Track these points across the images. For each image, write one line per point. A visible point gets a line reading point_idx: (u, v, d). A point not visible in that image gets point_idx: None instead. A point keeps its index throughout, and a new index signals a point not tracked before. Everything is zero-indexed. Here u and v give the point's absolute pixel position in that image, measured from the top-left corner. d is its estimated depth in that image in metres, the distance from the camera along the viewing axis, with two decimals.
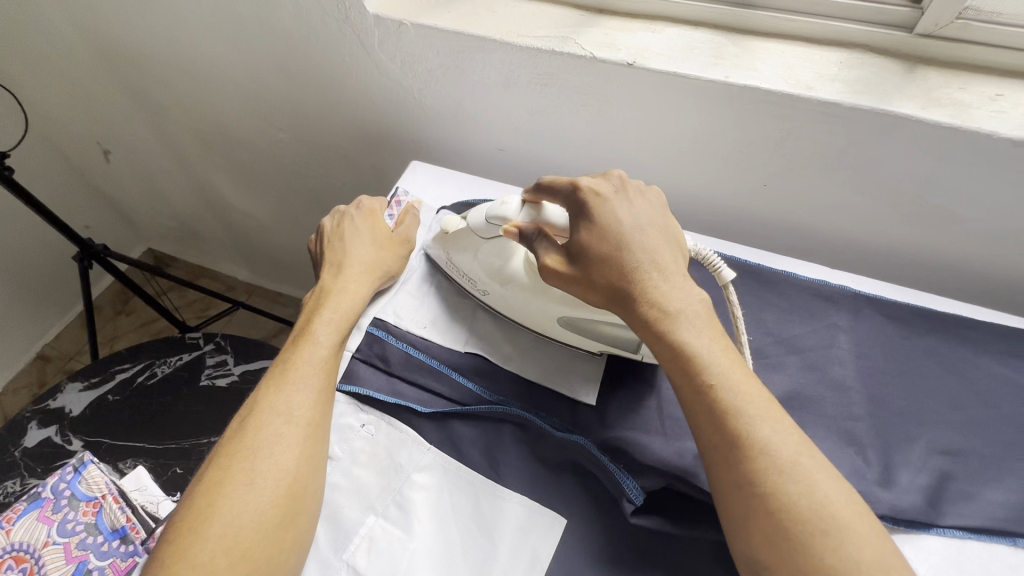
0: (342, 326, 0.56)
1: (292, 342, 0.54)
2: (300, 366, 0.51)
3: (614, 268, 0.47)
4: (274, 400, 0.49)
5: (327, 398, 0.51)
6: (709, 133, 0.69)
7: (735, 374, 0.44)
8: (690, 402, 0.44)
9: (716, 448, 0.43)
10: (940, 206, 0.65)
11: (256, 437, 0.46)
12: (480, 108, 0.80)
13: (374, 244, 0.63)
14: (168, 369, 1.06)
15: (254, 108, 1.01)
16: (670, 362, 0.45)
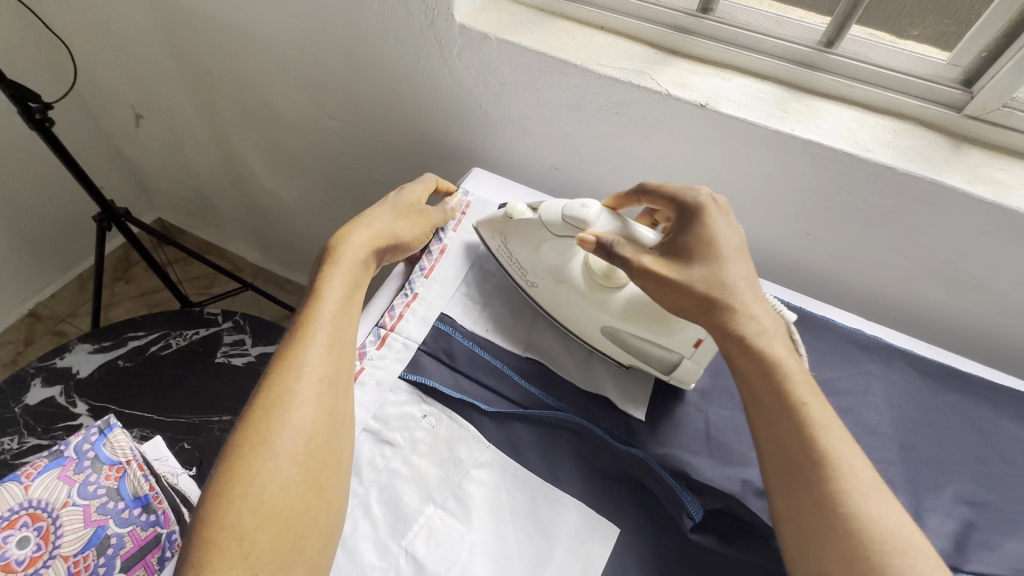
0: (351, 283, 0.55)
1: (303, 304, 0.54)
2: (313, 326, 0.51)
3: (702, 275, 0.51)
4: (287, 361, 0.49)
5: (337, 358, 0.51)
6: (768, 181, 0.73)
7: (819, 399, 0.48)
8: (773, 422, 0.47)
9: (789, 463, 0.46)
10: (967, 274, 0.70)
11: (273, 398, 0.47)
12: (544, 126, 0.83)
13: (389, 211, 0.62)
14: (183, 342, 1.04)
15: (309, 94, 1.02)
16: (756, 378, 0.49)
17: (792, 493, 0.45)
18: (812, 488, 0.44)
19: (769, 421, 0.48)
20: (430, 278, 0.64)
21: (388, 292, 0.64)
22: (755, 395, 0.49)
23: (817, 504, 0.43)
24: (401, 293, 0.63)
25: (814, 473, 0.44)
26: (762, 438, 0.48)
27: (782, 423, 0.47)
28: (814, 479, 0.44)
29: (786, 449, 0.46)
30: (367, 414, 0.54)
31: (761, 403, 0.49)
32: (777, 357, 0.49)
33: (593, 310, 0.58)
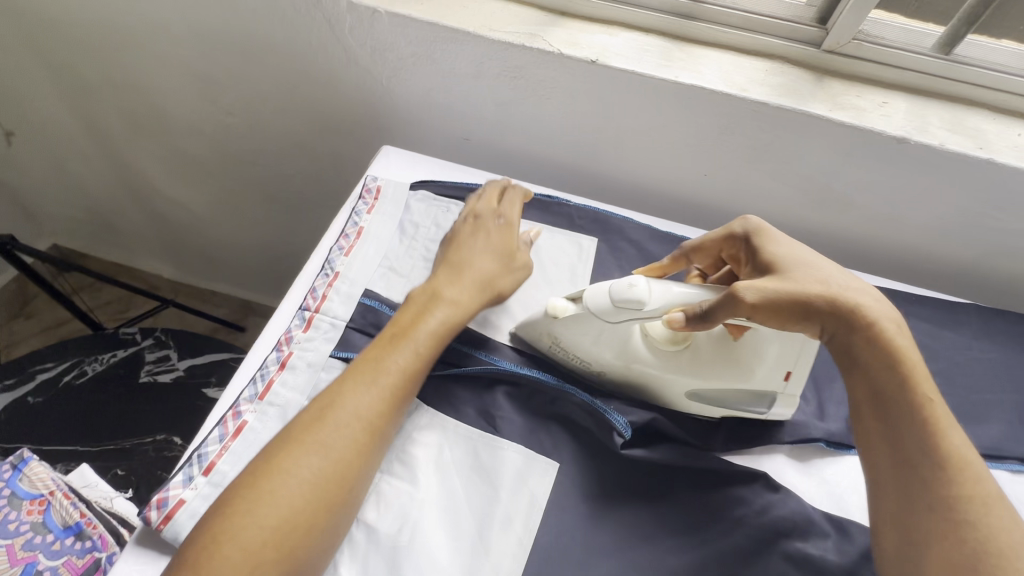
0: (445, 333, 0.54)
1: (390, 339, 0.52)
2: (388, 368, 0.50)
3: (797, 283, 0.50)
4: (352, 397, 0.48)
5: (397, 413, 0.50)
6: (664, 128, 0.77)
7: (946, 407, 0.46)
8: (893, 425, 0.46)
9: (902, 463, 0.45)
10: (842, 195, 0.78)
11: (326, 432, 0.46)
12: (450, 98, 0.83)
13: (496, 258, 0.61)
14: (100, 367, 0.98)
15: (202, 89, 0.97)
16: (879, 373, 0.47)
17: (900, 496, 0.44)
18: (918, 495, 0.44)
19: (890, 421, 0.46)
20: (349, 256, 0.63)
21: (304, 276, 0.63)
22: (877, 385, 0.47)
23: (922, 511, 0.43)
24: (321, 274, 0.62)
25: (930, 481, 0.43)
26: (875, 437, 0.47)
27: (907, 427, 0.45)
28: (935, 487, 0.43)
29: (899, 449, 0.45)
30: (302, 396, 0.53)
31: (881, 406, 0.47)
32: (912, 360, 0.47)
33: (680, 379, 0.56)
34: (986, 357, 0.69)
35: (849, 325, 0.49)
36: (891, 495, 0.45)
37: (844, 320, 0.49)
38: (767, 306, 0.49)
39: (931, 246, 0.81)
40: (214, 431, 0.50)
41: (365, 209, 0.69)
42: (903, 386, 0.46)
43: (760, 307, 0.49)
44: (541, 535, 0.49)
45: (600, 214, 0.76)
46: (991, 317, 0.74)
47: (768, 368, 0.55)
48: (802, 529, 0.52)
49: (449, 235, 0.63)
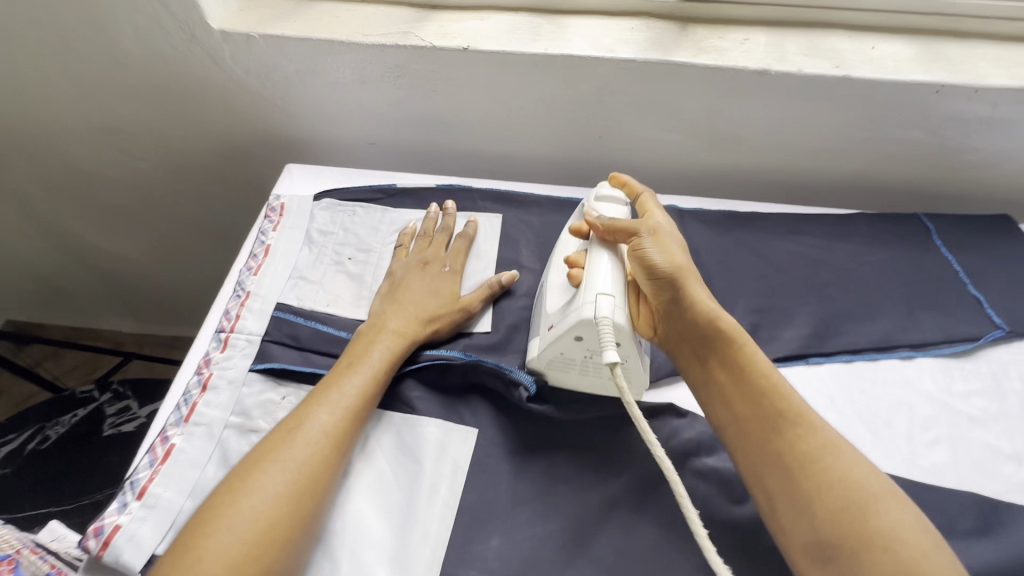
0: (396, 360, 0.57)
1: (344, 364, 0.55)
2: (347, 390, 0.53)
3: (658, 240, 0.58)
4: (310, 416, 0.50)
5: (354, 429, 0.52)
6: (549, 101, 0.81)
7: (824, 423, 0.49)
8: (780, 458, 0.48)
9: (802, 497, 0.45)
10: (728, 132, 0.82)
11: (290, 448, 0.48)
12: (345, 107, 0.86)
13: (437, 295, 0.63)
14: (63, 428, 0.99)
15: (108, 140, 0.98)
16: (742, 376, 0.52)
17: (809, 532, 0.44)
18: (825, 524, 0.43)
19: (778, 452, 0.48)
20: (259, 274, 0.66)
21: (218, 303, 0.65)
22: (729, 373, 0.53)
23: (836, 540, 0.43)
24: (233, 296, 0.64)
25: (836, 510, 0.44)
26: (768, 474, 0.48)
27: (794, 458, 0.47)
28: (838, 515, 0.43)
29: (798, 481, 0.46)
30: (226, 412, 0.56)
31: (763, 420, 0.50)
32: (767, 374, 0.51)
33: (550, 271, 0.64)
34: (876, 260, 0.74)
35: (688, 307, 0.55)
36: (802, 533, 0.45)
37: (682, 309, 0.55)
38: (624, 236, 0.59)
39: (820, 166, 0.85)
40: (143, 458, 0.52)
41: (270, 226, 0.71)
42: (783, 416, 0.49)
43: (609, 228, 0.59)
44: (468, 495, 0.53)
45: (502, 191, 0.78)
46: (879, 221, 0.78)
47: (554, 316, 0.58)
48: (708, 446, 0.56)
49: (393, 275, 0.65)
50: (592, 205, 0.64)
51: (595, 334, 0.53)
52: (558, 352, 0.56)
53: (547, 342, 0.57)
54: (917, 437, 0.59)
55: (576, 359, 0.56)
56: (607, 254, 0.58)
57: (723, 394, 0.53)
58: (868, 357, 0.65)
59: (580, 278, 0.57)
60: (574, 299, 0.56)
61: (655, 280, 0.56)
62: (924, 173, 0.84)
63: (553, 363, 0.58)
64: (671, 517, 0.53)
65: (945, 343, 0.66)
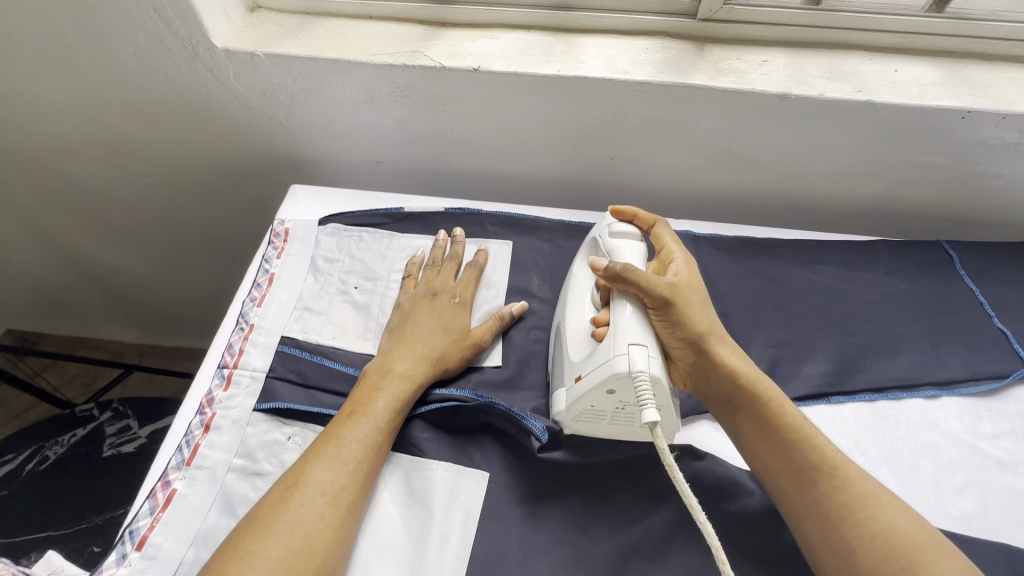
0: (401, 405, 0.55)
1: (347, 413, 0.53)
2: (349, 443, 0.51)
3: (681, 302, 0.55)
4: (313, 473, 0.48)
5: (358, 484, 0.49)
6: (561, 122, 0.79)
7: (859, 469, 0.49)
8: (820, 508, 0.48)
9: (845, 550, 0.46)
10: (744, 155, 0.80)
11: (290, 512, 0.46)
12: (351, 126, 0.83)
13: (445, 331, 0.61)
14: (62, 449, 0.97)
15: (109, 156, 0.96)
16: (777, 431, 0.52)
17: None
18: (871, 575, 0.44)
19: (817, 504, 0.48)
20: (262, 305, 0.64)
21: (221, 335, 0.63)
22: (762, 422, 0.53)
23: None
24: (236, 328, 0.62)
25: (881, 563, 0.44)
26: (809, 525, 0.48)
27: (835, 509, 0.47)
28: (884, 570, 0.44)
29: (841, 533, 0.46)
30: (229, 454, 0.54)
31: (801, 476, 0.50)
32: (801, 426, 0.52)
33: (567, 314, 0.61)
34: (898, 291, 0.72)
35: (718, 371, 0.54)
36: None
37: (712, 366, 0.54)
38: (641, 293, 0.55)
39: (838, 188, 0.83)
40: (144, 505, 0.50)
41: (274, 253, 0.69)
42: (818, 467, 0.49)
43: (629, 279, 0.54)
44: (479, 544, 0.51)
45: (512, 216, 0.76)
46: (900, 249, 0.76)
47: (580, 368, 0.54)
48: (728, 492, 0.54)
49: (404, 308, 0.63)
50: (608, 244, 0.61)
51: (630, 389, 0.50)
52: (588, 405, 0.53)
53: (575, 396, 0.53)
54: (944, 483, 0.57)
55: (607, 412, 0.53)
56: (632, 306, 0.54)
57: (754, 447, 0.53)
58: (891, 396, 0.63)
59: (605, 335, 0.54)
60: (600, 352, 0.53)
61: (686, 346, 0.55)
62: (945, 197, 0.82)
63: (581, 417, 0.54)
64: (691, 569, 0.51)
65: (971, 381, 0.64)
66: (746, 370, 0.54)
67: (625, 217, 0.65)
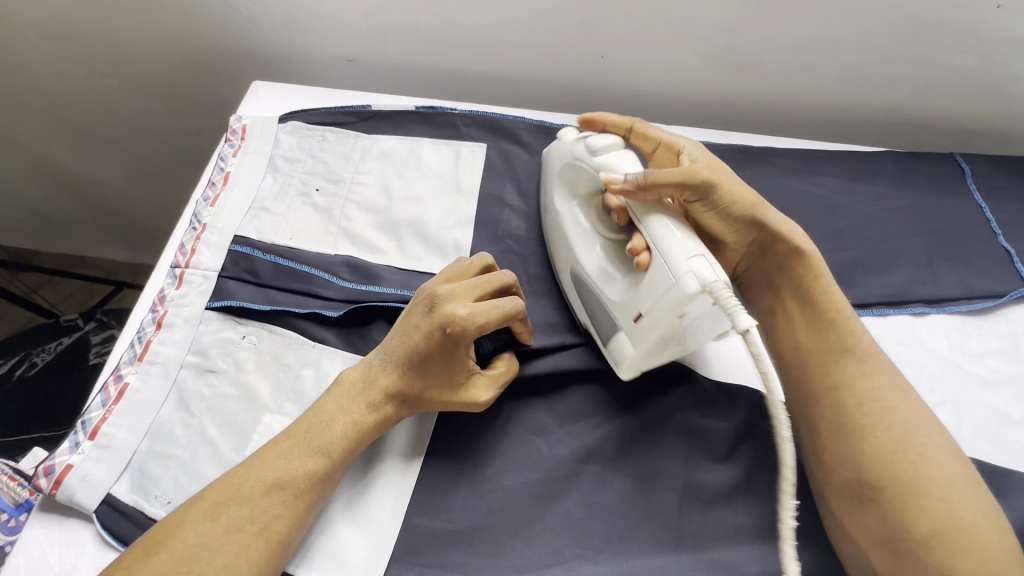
0: (359, 438, 0.46)
1: (303, 428, 0.46)
2: (284, 473, 0.43)
3: (724, 183, 0.50)
4: (245, 492, 0.42)
5: (293, 512, 0.43)
6: (545, 9, 0.71)
7: (891, 365, 0.48)
8: (837, 394, 0.47)
9: (854, 440, 0.45)
10: (747, 53, 0.72)
11: (202, 530, 0.40)
12: (315, 15, 0.76)
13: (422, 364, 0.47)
14: (49, 356, 0.97)
15: (66, 51, 0.90)
16: (822, 308, 0.50)
17: (850, 475, 0.45)
18: (871, 463, 0.44)
19: (836, 393, 0.47)
20: (216, 205, 0.60)
21: (174, 236, 0.60)
22: (809, 304, 0.51)
23: (880, 485, 0.43)
24: (189, 229, 0.59)
25: (886, 457, 0.44)
26: (821, 412, 0.48)
27: (853, 398, 0.46)
28: (888, 462, 0.43)
29: (852, 420, 0.46)
30: (182, 350, 0.53)
31: (843, 355, 0.49)
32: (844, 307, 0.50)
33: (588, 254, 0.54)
34: (899, 205, 0.67)
35: (775, 244, 0.51)
36: (845, 476, 0.45)
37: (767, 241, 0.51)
38: (673, 189, 0.49)
39: (848, 94, 0.76)
40: (97, 397, 0.50)
41: (230, 151, 0.64)
42: (849, 351, 0.49)
43: (657, 184, 0.48)
44: (436, 443, 0.51)
45: (488, 117, 0.71)
46: (907, 161, 0.70)
47: (638, 293, 0.48)
48: (692, 401, 0.53)
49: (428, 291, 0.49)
50: (597, 164, 0.53)
51: (700, 305, 0.44)
52: (660, 337, 0.47)
53: (648, 331, 0.47)
54: (920, 399, 0.55)
55: (675, 337, 0.48)
56: (669, 218, 0.47)
57: (790, 325, 0.52)
58: (877, 312, 0.60)
59: (651, 260, 0.47)
60: (656, 277, 0.46)
61: (740, 228, 0.52)
62: (964, 105, 0.75)
63: (652, 352, 0.49)
64: (648, 471, 0.50)
65: (964, 299, 0.60)
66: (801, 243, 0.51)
67: (595, 125, 0.60)
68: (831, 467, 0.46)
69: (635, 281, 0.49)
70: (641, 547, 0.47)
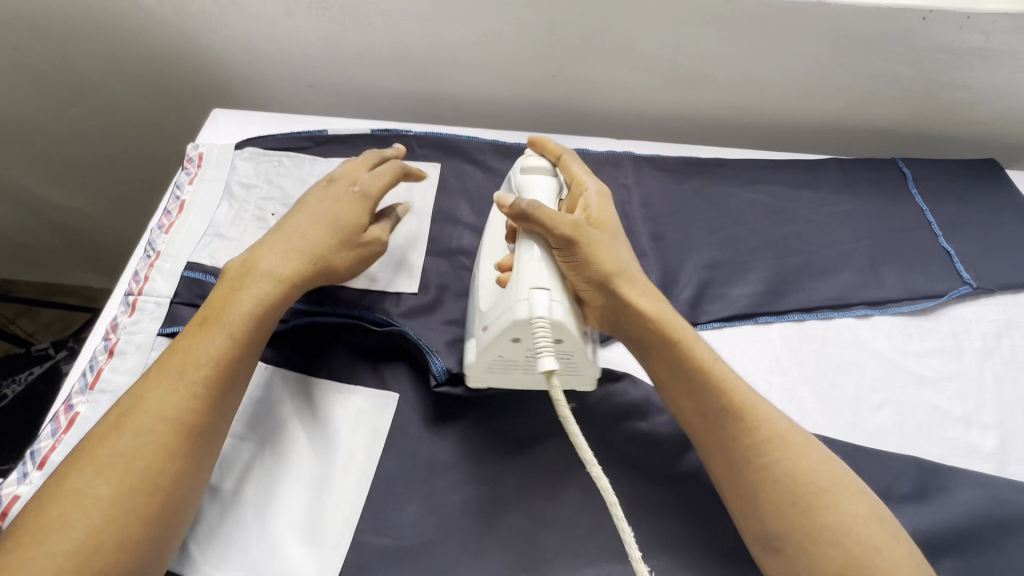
0: (267, 308, 0.48)
1: (178, 348, 0.46)
2: (197, 355, 0.45)
3: (589, 242, 0.49)
4: (122, 442, 0.41)
5: (180, 444, 0.42)
6: (495, 32, 0.73)
7: (772, 412, 0.48)
8: (728, 450, 0.46)
9: (751, 490, 0.45)
10: (692, 67, 0.75)
11: (126, 435, 0.41)
12: (273, 43, 0.78)
13: (290, 225, 0.53)
14: (19, 386, 0.96)
15: (32, 85, 0.91)
16: (692, 374, 0.48)
17: (758, 525, 0.45)
18: (771, 511, 0.44)
19: (727, 446, 0.47)
20: (171, 232, 0.61)
21: (130, 264, 0.61)
22: (687, 376, 0.48)
23: (784, 534, 0.43)
24: (144, 256, 0.60)
25: (781, 504, 0.44)
26: (718, 463, 0.47)
27: (744, 452, 0.46)
28: (785, 510, 0.44)
29: (749, 474, 0.45)
30: (134, 378, 0.53)
31: (714, 416, 0.47)
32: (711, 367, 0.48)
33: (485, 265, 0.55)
34: (843, 210, 0.68)
35: (627, 315, 0.49)
36: (752, 525, 0.45)
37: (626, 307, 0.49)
38: (546, 233, 0.49)
39: (794, 104, 0.78)
40: (46, 428, 0.50)
41: (186, 179, 0.66)
42: (727, 410, 0.47)
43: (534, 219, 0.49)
44: (384, 463, 0.51)
45: (443, 137, 0.72)
46: (851, 167, 0.72)
47: (490, 308, 0.49)
48: (639, 411, 0.54)
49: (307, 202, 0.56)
50: (519, 181, 0.55)
51: (531, 334, 0.46)
52: (496, 355, 0.48)
53: (484, 346, 0.48)
54: (863, 400, 0.56)
55: (519, 361, 0.49)
56: (537, 248, 0.49)
57: (668, 384, 0.50)
58: (822, 316, 0.61)
59: (507, 279, 0.50)
60: (505, 299, 0.48)
61: (596, 291, 0.48)
62: (905, 111, 0.77)
63: (494, 367, 0.50)
64: (595, 480, 0.51)
65: (906, 301, 0.62)
66: (662, 310, 0.50)
67: (538, 148, 0.59)
68: (739, 520, 0.46)
69: (497, 294, 0.51)
70: (586, 557, 0.48)
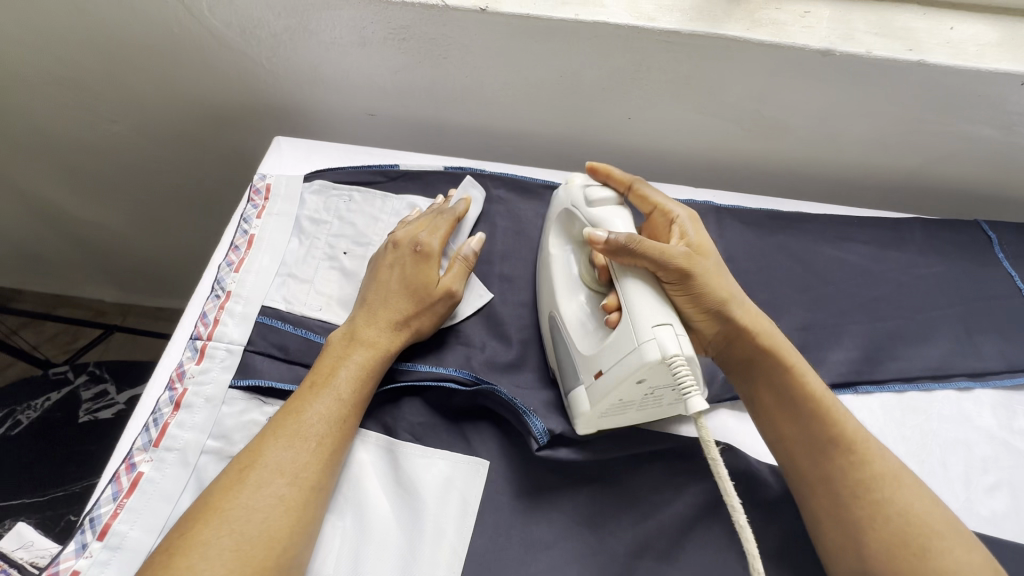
0: (369, 375, 0.50)
1: (283, 412, 0.47)
2: (305, 420, 0.46)
3: (701, 272, 0.49)
4: (238, 499, 0.41)
5: (290, 509, 0.42)
6: (576, 74, 0.71)
7: (880, 446, 0.47)
8: (831, 483, 0.46)
9: (858, 528, 0.44)
10: (771, 117, 0.73)
11: (246, 496, 0.42)
12: (341, 72, 0.75)
13: (376, 291, 0.54)
14: (35, 413, 0.89)
15: (73, 97, 0.87)
16: (802, 406, 0.48)
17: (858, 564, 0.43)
18: (878, 553, 0.43)
19: (830, 479, 0.46)
20: (241, 271, 0.57)
21: (194, 304, 0.57)
22: (801, 408, 0.48)
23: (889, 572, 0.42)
24: (211, 295, 0.56)
25: (893, 546, 0.43)
26: (819, 495, 0.46)
27: (848, 488, 0.45)
28: (894, 557, 0.42)
29: (852, 508, 0.45)
30: (203, 434, 0.49)
31: (821, 445, 0.47)
32: (821, 397, 0.48)
33: (568, 306, 0.53)
34: (932, 272, 0.67)
35: (742, 336, 0.50)
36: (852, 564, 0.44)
37: (740, 334, 0.50)
38: (652, 266, 0.48)
39: (870, 158, 0.77)
40: (106, 489, 0.45)
41: (254, 212, 0.62)
42: (835, 440, 0.47)
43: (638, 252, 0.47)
44: (476, 539, 0.47)
45: (518, 179, 0.69)
46: (934, 228, 0.70)
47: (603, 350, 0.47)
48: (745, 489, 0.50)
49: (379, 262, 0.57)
50: (591, 215, 0.53)
51: (663, 374, 0.44)
52: (617, 400, 0.46)
53: (605, 391, 0.46)
54: (974, 481, 0.53)
55: (636, 400, 0.47)
56: (642, 281, 0.48)
57: (769, 413, 0.50)
58: (923, 387, 0.58)
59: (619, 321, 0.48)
60: (621, 338, 0.46)
61: (709, 317, 0.50)
62: (982, 172, 0.76)
63: (608, 411, 0.48)
64: (703, 566, 0.47)
65: (1006, 373, 0.60)
66: (769, 338, 0.49)
67: (600, 176, 0.58)
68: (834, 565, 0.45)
69: (603, 336, 0.49)
70: None
